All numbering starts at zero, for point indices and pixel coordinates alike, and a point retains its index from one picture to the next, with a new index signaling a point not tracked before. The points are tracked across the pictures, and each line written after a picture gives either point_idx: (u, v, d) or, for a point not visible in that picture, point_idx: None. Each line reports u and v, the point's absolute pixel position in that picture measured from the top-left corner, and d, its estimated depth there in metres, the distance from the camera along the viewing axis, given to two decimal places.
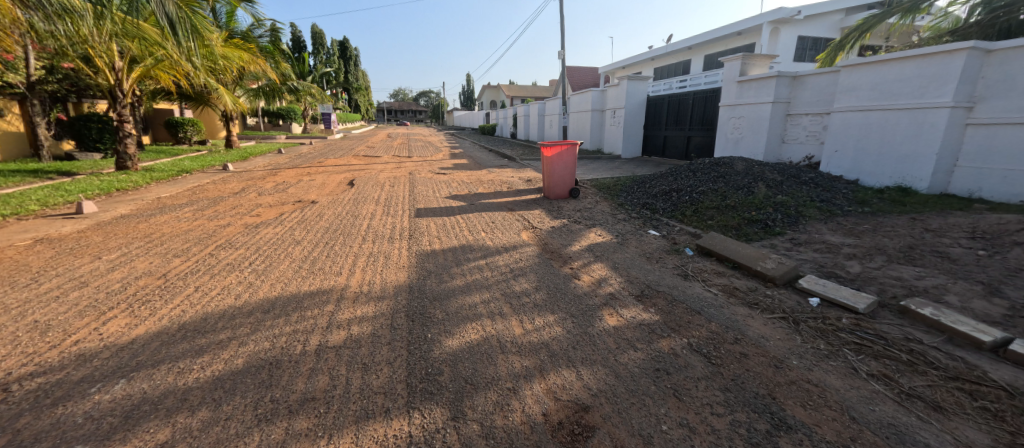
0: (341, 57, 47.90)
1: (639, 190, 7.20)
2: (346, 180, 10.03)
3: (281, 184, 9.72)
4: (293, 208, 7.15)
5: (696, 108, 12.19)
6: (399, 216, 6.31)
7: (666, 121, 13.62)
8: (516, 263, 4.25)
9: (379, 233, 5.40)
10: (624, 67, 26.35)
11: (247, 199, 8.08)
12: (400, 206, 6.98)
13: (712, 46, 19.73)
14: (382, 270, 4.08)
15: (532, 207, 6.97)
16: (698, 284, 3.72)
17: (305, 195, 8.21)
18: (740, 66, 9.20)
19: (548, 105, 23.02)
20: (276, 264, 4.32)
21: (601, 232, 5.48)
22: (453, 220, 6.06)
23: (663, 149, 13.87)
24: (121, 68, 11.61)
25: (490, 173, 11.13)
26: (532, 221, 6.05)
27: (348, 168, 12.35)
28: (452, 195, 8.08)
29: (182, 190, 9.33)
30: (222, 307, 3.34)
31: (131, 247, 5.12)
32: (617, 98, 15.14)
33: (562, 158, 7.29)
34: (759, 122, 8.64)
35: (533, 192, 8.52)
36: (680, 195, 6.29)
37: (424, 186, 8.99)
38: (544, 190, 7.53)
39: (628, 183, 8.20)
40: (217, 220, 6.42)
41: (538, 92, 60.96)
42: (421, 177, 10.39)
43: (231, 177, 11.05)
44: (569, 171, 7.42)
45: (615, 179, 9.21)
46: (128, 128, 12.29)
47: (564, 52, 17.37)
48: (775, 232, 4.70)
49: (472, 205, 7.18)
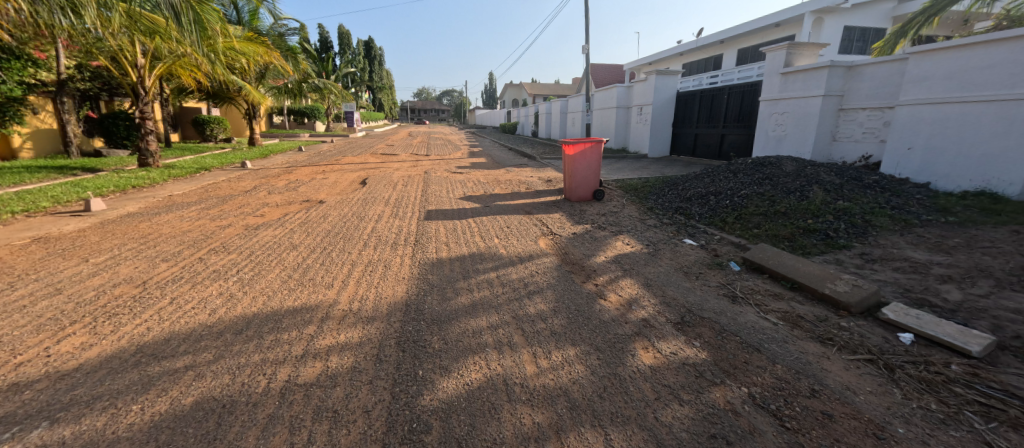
0: (366, 57, 48.31)
1: (671, 193, 6.52)
2: (359, 178, 9.67)
3: (293, 182, 9.44)
4: (299, 208, 6.79)
5: (731, 104, 11.32)
6: (408, 219, 5.84)
7: (698, 118, 12.77)
8: (531, 277, 3.70)
9: (382, 238, 4.94)
10: (651, 63, 25.39)
11: (256, 198, 7.78)
12: (410, 207, 6.51)
13: (746, 39, 18.65)
14: (378, 284, 3.59)
15: (552, 210, 6.40)
16: (751, 310, 3.08)
17: (315, 195, 7.85)
18: (785, 56, 8.33)
19: (571, 103, 22.32)
20: (265, 273, 3.88)
21: (629, 240, 4.86)
22: (466, 224, 5.55)
23: (693, 148, 13.02)
24: (143, 65, 11.62)
25: (509, 173, 10.59)
26: (552, 226, 5.48)
27: (364, 167, 12.03)
28: (467, 196, 7.59)
29: (196, 187, 9.15)
30: (190, 326, 2.89)
31: (123, 249, 4.80)
32: (644, 94, 14.36)
33: (585, 157, 6.67)
34: (805, 118, 7.77)
35: (553, 193, 7.94)
36: (718, 198, 5.60)
37: (438, 186, 8.52)
38: (566, 191, 6.94)
39: (657, 184, 7.52)
40: (218, 220, 6.08)
41: (561, 91, 60.17)
42: (436, 176, 9.94)
43: (246, 175, 10.87)
44: (592, 172, 6.80)
45: (643, 180, 8.51)
46: (151, 126, 12.24)
47: (588, 46, 16.69)
48: (839, 246, 4.00)
49: (487, 207, 6.66)
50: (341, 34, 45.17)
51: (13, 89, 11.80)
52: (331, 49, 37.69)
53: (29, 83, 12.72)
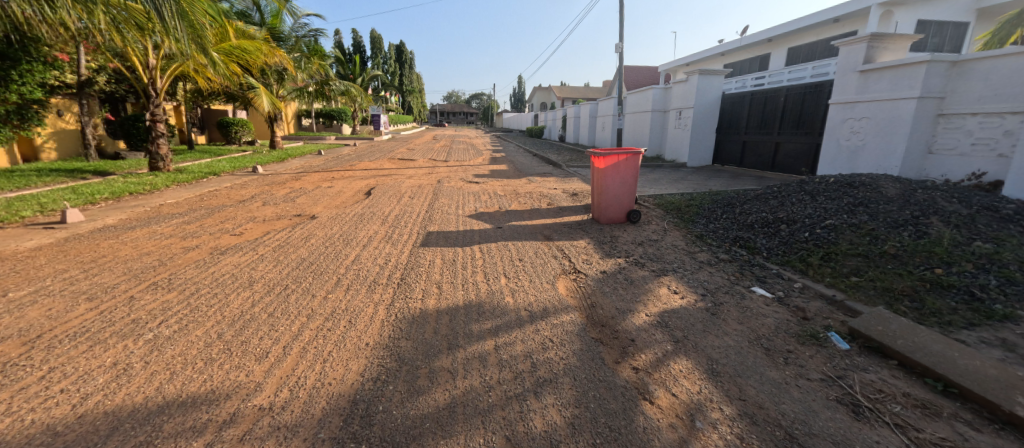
0: (397, 61, 48.44)
1: (725, 216, 5.27)
2: (366, 188, 8.81)
3: (294, 191, 8.66)
4: (285, 224, 5.90)
5: (789, 108, 9.87)
6: (402, 244, 4.84)
7: (746, 124, 11.34)
8: (543, 354, 2.59)
9: (362, 272, 3.96)
10: (689, 65, 23.79)
11: (246, 210, 6.97)
12: (409, 228, 5.52)
13: (800, 37, 16.87)
14: (327, 356, 2.57)
15: (576, 235, 5.29)
16: (894, 442, 1.90)
17: (310, 207, 6.98)
18: (867, 50, 6.86)
19: (601, 106, 21.02)
20: (190, 328, 2.93)
21: (678, 285, 3.68)
22: (469, 255, 4.50)
23: (740, 157, 11.59)
24: (155, 67, 11.04)
25: (530, 184, 9.50)
26: (576, 260, 4.35)
27: (376, 174, 11.21)
28: (479, 212, 6.56)
29: (194, 194, 8.43)
30: (28, 433, 1.97)
31: (56, 279, 4.00)
32: (682, 96, 13.00)
33: (619, 170, 5.56)
34: (892, 125, 6.32)
35: (578, 211, 6.82)
36: (793, 228, 4.33)
37: (449, 199, 7.52)
38: (594, 212, 5.81)
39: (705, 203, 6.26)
40: (189, 239, 5.27)
41: (591, 94, 58.51)
42: (449, 186, 8.96)
43: (250, 181, 10.20)
44: (628, 188, 5.65)
45: (685, 196, 7.26)
46: (162, 128, 11.67)
47: (620, 46, 15.55)
48: (998, 315, 2.71)
49: (499, 228, 5.60)
50: (372, 38, 45.46)
51: (34, 91, 11.37)
52: (361, 53, 37.68)
53: (52, 85, 12.38)
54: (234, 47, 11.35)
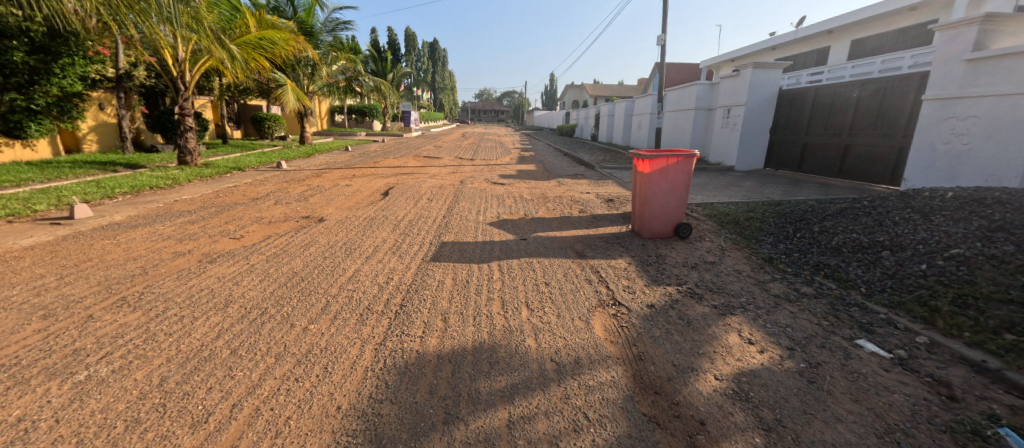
0: (429, 58, 48.38)
1: (799, 237, 4.39)
2: (385, 188, 8.23)
3: (311, 188, 8.17)
4: (290, 227, 5.34)
5: (862, 106, 8.71)
6: (412, 257, 4.19)
7: (808, 124, 10.18)
8: (578, 441, 1.88)
9: (359, 293, 3.33)
10: (733, 60, 22.37)
11: (257, 209, 6.42)
12: (422, 237, 4.86)
13: (865, 28, 15.36)
14: (283, 426, 1.92)
15: (614, 252, 4.53)
16: None
17: (321, 208, 6.40)
18: (979, 34, 5.68)
19: (637, 103, 19.86)
20: (132, 368, 2.32)
21: (751, 333, 2.88)
22: (487, 275, 3.80)
23: (799, 161, 10.48)
24: (184, 59, 10.41)
25: (560, 187, 8.71)
26: (616, 286, 3.59)
27: (399, 172, 10.65)
28: (503, 219, 5.85)
29: (212, 189, 7.99)
30: None
31: (18, 290, 3.46)
32: (731, 93, 11.87)
33: (669, 174, 4.74)
34: (1017, 128, 5.23)
35: (615, 221, 6.03)
36: (902, 263, 3.48)
37: (470, 202, 6.82)
38: (636, 223, 4.99)
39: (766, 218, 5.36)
40: (184, 242, 4.74)
41: (625, 92, 56.91)
42: (472, 188, 8.27)
43: (272, 176, 9.83)
44: (677, 197, 4.81)
45: (739, 207, 6.34)
46: (190, 122, 10.95)
47: (662, 38, 14.51)
48: None
49: (523, 241, 4.87)
50: (406, 34, 45.34)
51: (74, 85, 10.72)
52: (394, 50, 37.57)
53: (93, 78, 11.53)
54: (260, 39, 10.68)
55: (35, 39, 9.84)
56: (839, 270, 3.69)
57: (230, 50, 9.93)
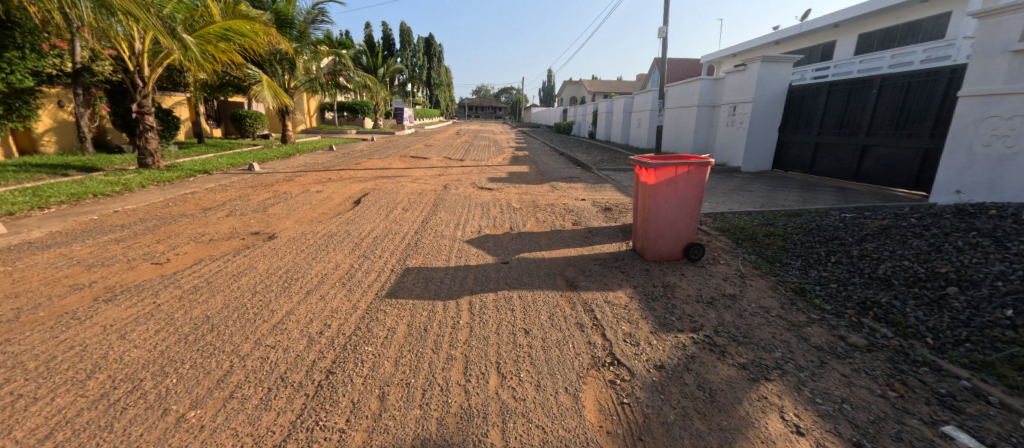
0: (425, 53, 47.37)
1: (837, 264, 3.61)
2: (358, 195, 7.38)
3: (276, 195, 7.32)
4: (232, 247, 4.53)
5: (881, 103, 8.34)
6: (363, 290, 3.39)
7: (821, 122, 9.84)
8: None
9: (277, 353, 2.53)
10: (736, 55, 21.63)
11: (203, 221, 5.58)
12: (383, 261, 4.07)
13: (874, 21, 14.64)
14: None
15: (611, 280, 3.78)
16: None
17: (279, 221, 5.57)
18: None
19: (637, 99, 19.06)
20: None
21: (796, 414, 2.09)
22: (451, 317, 3.02)
23: (811, 162, 10.18)
24: (142, 52, 9.11)
25: (553, 192, 7.92)
26: (613, 334, 2.82)
27: (380, 175, 9.81)
28: (484, 235, 5.07)
29: (164, 196, 7.12)
30: None
31: None
32: (738, 90, 11.70)
33: (676, 185, 4.03)
34: None
35: (612, 236, 5.26)
36: (981, 312, 2.69)
37: (450, 213, 6.02)
38: (640, 241, 4.28)
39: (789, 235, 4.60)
40: (93, 271, 3.91)
41: (624, 88, 55.97)
42: (455, 194, 7.47)
43: (238, 178, 8.94)
44: (687, 211, 4.11)
45: (754, 219, 5.57)
46: (152, 121, 9.69)
47: (664, 30, 13.76)
48: None
49: (504, 265, 4.10)
50: (400, 30, 44.35)
51: (24, 81, 9.63)
52: (387, 46, 36.61)
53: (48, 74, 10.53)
54: (226, 29, 9.45)
55: None
56: (891, 311, 2.92)
57: (185, 41, 8.67)
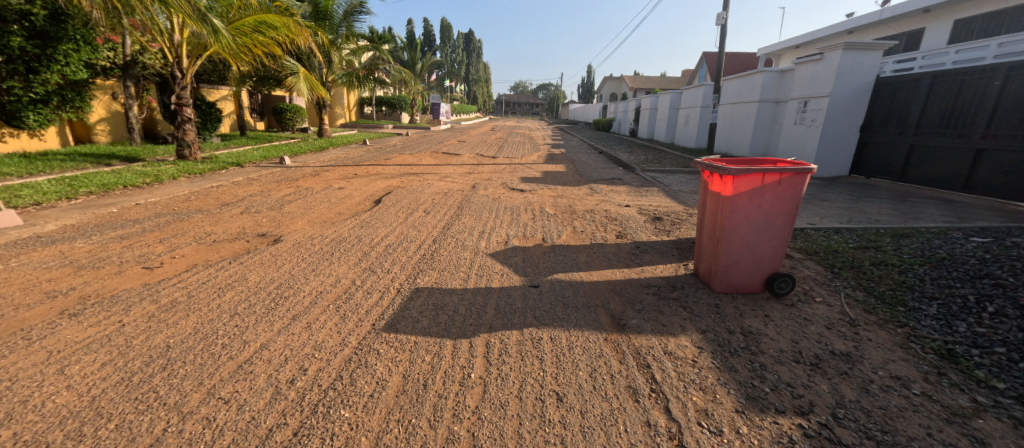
0: (464, 49, 47.57)
1: (992, 322, 2.76)
2: (381, 193, 6.85)
3: (298, 191, 6.93)
4: (233, 250, 4.01)
5: (1005, 101, 7.17)
6: (358, 318, 2.77)
7: (919, 121, 8.60)
8: None
9: (227, 413, 1.91)
10: (798, 47, 19.74)
11: (215, 219, 5.15)
12: (391, 279, 3.44)
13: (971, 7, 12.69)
14: None
15: (671, 319, 2.99)
16: None
17: (290, 221, 5.09)
18: None
19: (686, 95, 17.71)
20: None
21: None
22: (462, 365, 2.34)
23: (903, 167, 8.95)
24: (179, 44, 8.84)
25: (592, 196, 7.09)
26: (681, 411, 2.05)
27: (409, 171, 9.33)
28: (511, 247, 4.36)
29: (190, 188, 6.87)
30: None
31: None
32: (811, 82, 10.34)
33: (762, 198, 3.12)
34: None
35: (664, 253, 4.42)
36: None
37: (476, 219, 5.35)
38: (708, 264, 3.45)
39: (900, 270, 3.63)
40: (72, 274, 3.44)
41: (667, 83, 53.61)
42: (484, 195, 6.81)
43: (268, 171, 8.74)
44: (773, 231, 3.21)
45: (841, 241, 4.60)
46: (189, 112, 9.54)
47: (723, 16, 12.43)
48: None
49: (534, 289, 3.38)
50: (440, 25, 44.27)
51: (78, 73, 9.62)
52: (427, 41, 36.59)
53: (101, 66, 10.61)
54: (259, 23, 8.71)
55: (36, 24, 8.80)
56: None
57: (216, 26, 7.99)
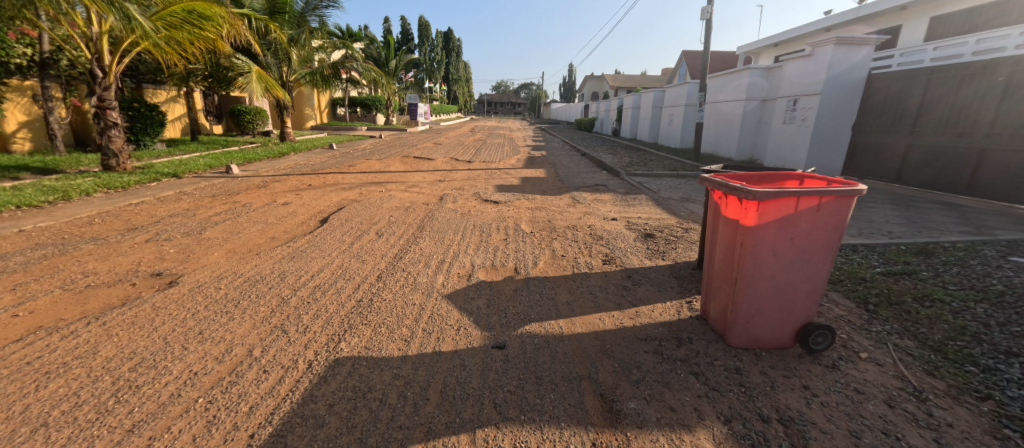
0: (443, 49, 46.55)
1: None
2: (331, 209, 5.91)
3: (233, 207, 5.95)
4: (105, 301, 3.07)
5: (1010, 97, 6.66)
6: (230, 426, 1.87)
7: (916, 119, 8.08)
8: None
9: None
10: (777, 44, 19.31)
11: (111, 251, 4.17)
12: (303, 344, 2.54)
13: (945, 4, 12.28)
14: None
15: (684, 399, 2.18)
16: None
17: (206, 251, 4.14)
18: None
19: (669, 93, 17.13)
20: None
21: None
22: None
23: (900, 168, 8.43)
24: (99, 39, 7.76)
25: (574, 208, 6.29)
26: None
27: (372, 180, 8.39)
28: (474, 283, 3.51)
29: (101, 208, 5.81)
30: None
31: None
32: (801, 78, 9.78)
33: (796, 228, 2.34)
34: None
35: (661, 285, 3.62)
36: None
37: (436, 243, 4.48)
38: (723, 313, 2.67)
39: (953, 310, 2.91)
40: None
41: (648, 81, 53.43)
42: (451, 210, 5.94)
43: (208, 183, 7.68)
44: (807, 272, 2.44)
45: (865, 264, 3.90)
46: (116, 116, 8.38)
47: (707, 10, 11.83)
48: None
49: (497, 353, 2.54)
50: (418, 24, 43.15)
51: None
52: (404, 40, 35.45)
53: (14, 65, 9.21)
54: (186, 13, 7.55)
55: None
56: None
57: (132, 13, 6.88)
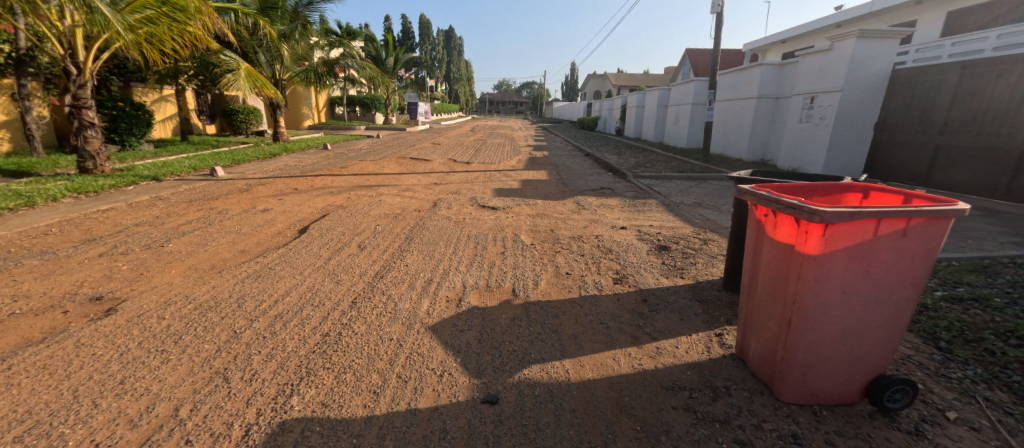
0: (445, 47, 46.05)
1: None
2: (313, 217, 5.42)
3: (207, 214, 5.47)
4: (24, 335, 2.58)
5: None
6: None
7: (946, 117, 7.51)
8: None
9: None
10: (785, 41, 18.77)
11: (55, 267, 3.69)
12: (245, 399, 2.03)
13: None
14: None
15: None
16: None
17: (162, 268, 3.66)
18: None
19: (676, 91, 16.55)
20: None
21: None
22: None
23: (929, 170, 7.85)
24: (72, 33, 7.32)
25: (579, 215, 5.76)
26: None
27: (363, 183, 7.89)
28: (464, 310, 3.00)
29: (64, 215, 5.35)
30: None
31: None
32: (819, 74, 9.20)
33: (873, 258, 1.82)
34: None
35: (685, 312, 3.08)
36: None
37: (424, 258, 3.96)
38: (771, 360, 2.14)
39: None
40: None
41: (652, 80, 52.78)
42: (444, 217, 5.43)
43: (188, 187, 7.21)
44: (883, 312, 1.91)
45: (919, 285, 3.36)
46: (93, 116, 7.91)
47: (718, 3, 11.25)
48: None
49: (487, 411, 2.02)
50: (419, 22, 42.63)
51: None
52: (405, 38, 34.96)
53: None
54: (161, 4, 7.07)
55: None
56: None
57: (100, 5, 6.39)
